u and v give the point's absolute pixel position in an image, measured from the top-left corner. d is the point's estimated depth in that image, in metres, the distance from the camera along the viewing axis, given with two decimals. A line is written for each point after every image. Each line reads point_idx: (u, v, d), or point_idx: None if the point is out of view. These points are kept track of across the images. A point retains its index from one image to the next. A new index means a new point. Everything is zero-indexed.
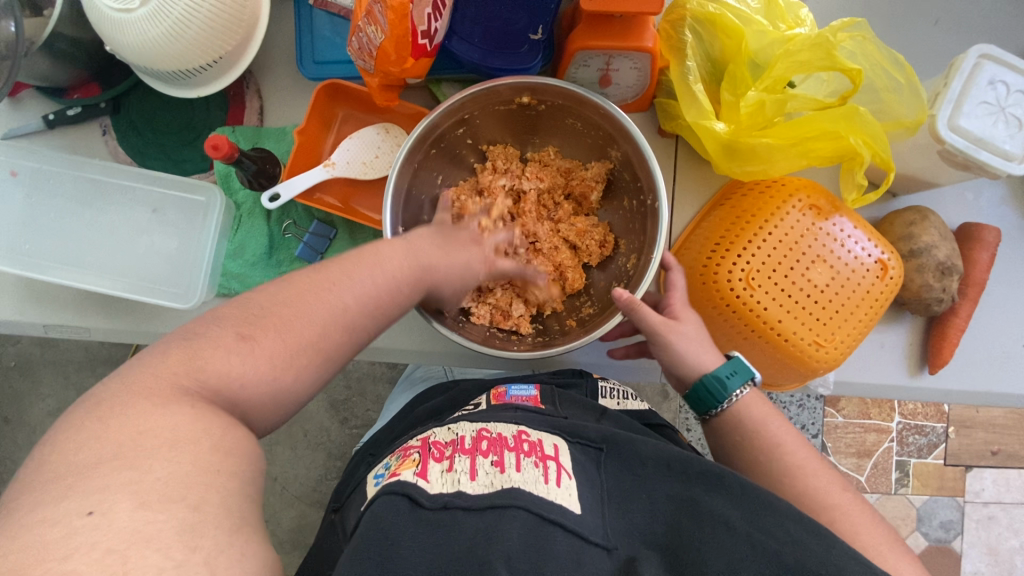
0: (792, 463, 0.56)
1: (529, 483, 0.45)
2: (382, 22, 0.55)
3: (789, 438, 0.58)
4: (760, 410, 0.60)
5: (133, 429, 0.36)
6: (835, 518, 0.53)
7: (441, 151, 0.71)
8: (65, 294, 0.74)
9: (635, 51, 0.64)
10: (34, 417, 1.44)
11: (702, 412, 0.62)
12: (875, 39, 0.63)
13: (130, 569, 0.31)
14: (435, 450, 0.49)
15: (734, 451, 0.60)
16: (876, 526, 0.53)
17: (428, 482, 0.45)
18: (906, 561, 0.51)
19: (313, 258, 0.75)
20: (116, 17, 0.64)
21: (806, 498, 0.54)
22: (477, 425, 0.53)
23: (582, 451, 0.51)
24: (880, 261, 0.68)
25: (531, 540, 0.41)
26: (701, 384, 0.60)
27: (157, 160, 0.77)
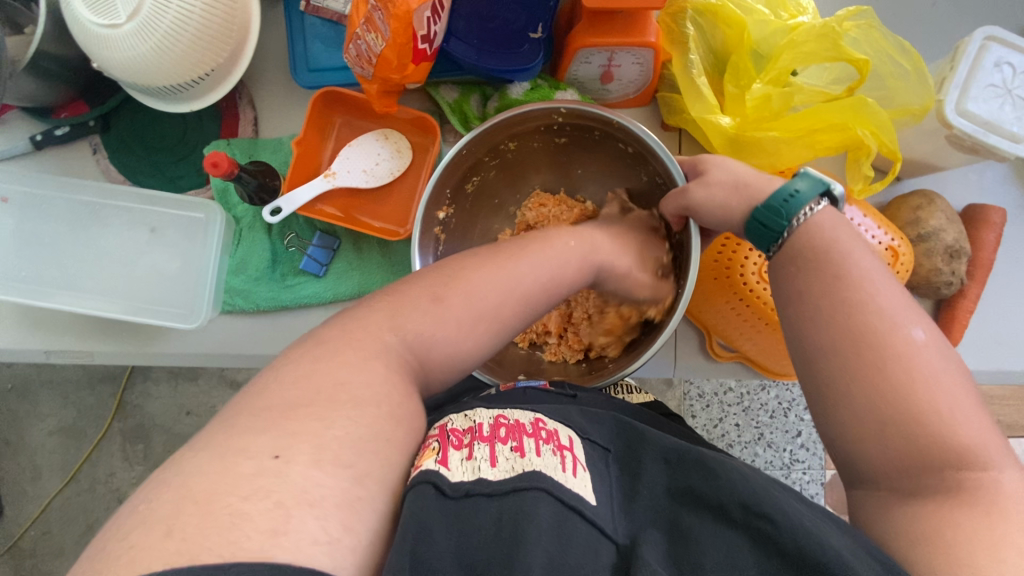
0: (867, 296, 0.46)
1: (551, 469, 0.42)
2: (383, 29, 0.53)
3: (869, 272, 0.47)
4: (833, 230, 0.50)
5: (329, 384, 0.40)
6: (908, 368, 0.43)
7: (455, 231, 0.73)
8: (65, 319, 0.73)
9: (639, 46, 0.63)
10: (34, 438, 1.42)
11: (767, 249, 0.53)
12: (880, 27, 0.62)
13: (286, 537, 0.32)
14: (453, 437, 0.43)
15: (786, 286, 0.50)
16: (957, 385, 0.43)
17: (450, 470, 0.40)
18: (977, 417, 0.42)
19: (318, 270, 0.74)
20: (103, 32, 0.62)
21: (870, 342, 0.44)
22: (494, 412, 0.48)
23: (592, 448, 0.47)
24: (890, 247, 0.67)
25: (559, 524, 0.39)
26: (754, 217, 0.53)
27: (151, 177, 0.75)
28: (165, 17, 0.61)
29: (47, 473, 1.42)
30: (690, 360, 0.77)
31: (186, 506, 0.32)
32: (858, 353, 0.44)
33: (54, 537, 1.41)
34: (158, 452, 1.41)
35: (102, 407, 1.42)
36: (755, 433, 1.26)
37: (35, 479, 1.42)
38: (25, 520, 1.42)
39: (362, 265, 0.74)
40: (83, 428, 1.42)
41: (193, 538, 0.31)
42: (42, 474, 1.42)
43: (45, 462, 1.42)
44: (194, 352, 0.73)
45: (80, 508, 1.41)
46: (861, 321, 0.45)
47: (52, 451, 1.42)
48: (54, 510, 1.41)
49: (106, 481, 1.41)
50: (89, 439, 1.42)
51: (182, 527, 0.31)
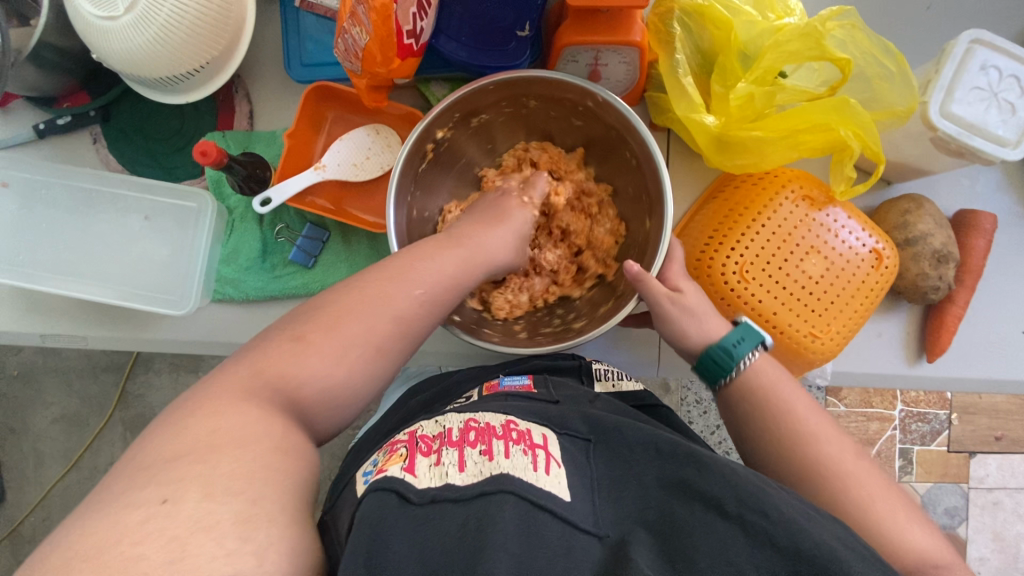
0: (806, 433, 0.55)
1: (519, 470, 0.43)
2: (366, 23, 0.54)
3: (804, 406, 0.57)
4: (772, 375, 0.59)
5: (203, 434, 0.39)
6: (849, 485, 0.52)
7: (437, 161, 0.72)
8: (60, 304, 0.75)
9: (623, 45, 0.63)
10: (38, 425, 1.45)
11: (712, 383, 0.61)
12: (864, 27, 0.62)
13: (183, 561, 0.32)
14: (422, 445, 0.47)
15: (745, 421, 0.58)
16: (889, 492, 0.53)
17: (415, 476, 0.42)
18: (919, 525, 0.51)
19: (307, 261, 0.75)
20: (101, 24, 0.64)
21: (820, 469, 0.53)
22: (466, 416, 0.51)
23: (570, 441, 0.50)
24: (874, 251, 0.67)
25: (525, 525, 0.40)
26: (707, 354, 0.60)
27: (147, 167, 0.77)
28: (162, 10, 0.63)
29: (49, 460, 1.44)
30: (674, 359, 0.77)
31: (77, 563, 0.32)
32: (812, 480, 0.53)
33: (53, 524, 1.44)
34: None
35: (105, 396, 1.44)
36: None
37: (38, 466, 1.44)
38: (27, 506, 1.44)
39: (350, 257, 0.75)
40: (85, 416, 1.44)
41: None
42: (44, 461, 1.44)
43: (47, 450, 1.44)
44: (185, 339, 0.75)
45: (81, 496, 1.44)
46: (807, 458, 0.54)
47: (55, 439, 1.45)
48: (56, 497, 1.44)
49: (106, 470, 1.44)
50: (91, 427, 1.44)
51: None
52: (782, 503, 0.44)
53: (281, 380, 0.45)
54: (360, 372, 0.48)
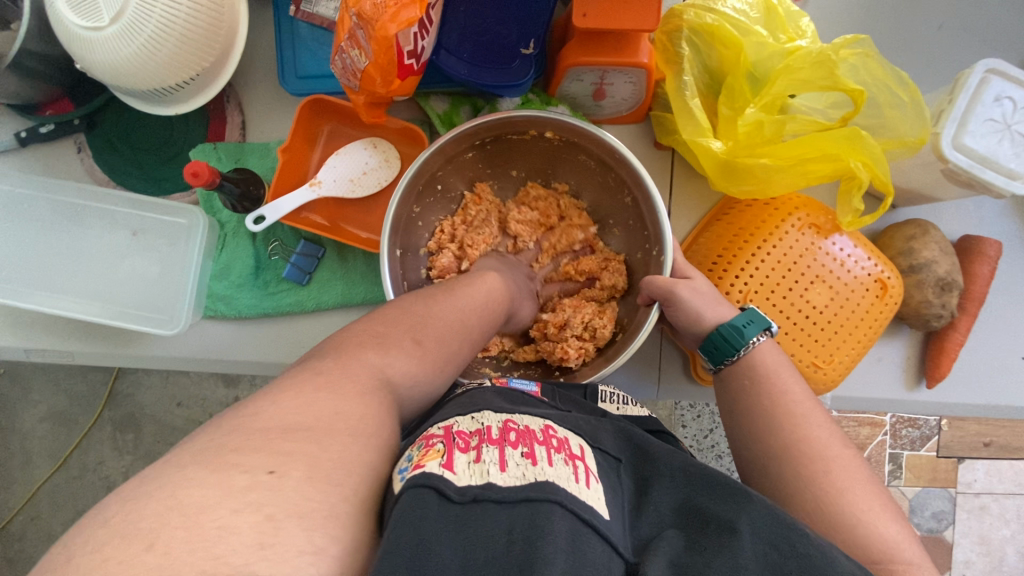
0: (795, 411, 0.52)
1: (563, 480, 0.40)
2: (366, 47, 0.52)
3: (799, 389, 0.54)
4: (775, 359, 0.57)
5: (325, 414, 0.39)
6: (832, 468, 0.49)
7: (439, 191, 0.70)
8: (45, 319, 0.72)
9: (631, 66, 0.61)
10: (25, 423, 1.42)
11: (717, 362, 0.59)
12: (879, 56, 0.60)
13: (272, 549, 0.30)
14: (460, 440, 0.42)
15: (740, 397, 0.56)
16: (870, 485, 0.49)
17: (455, 474, 0.38)
18: (894, 521, 0.47)
19: (301, 279, 0.73)
20: (86, 35, 0.61)
21: (805, 449, 0.50)
22: (502, 415, 0.47)
23: (603, 458, 0.46)
24: (879, 280, 0.66)
25: (574, 540, 0.36)
26: (717, 332, 0.58)
27: (137, 178, 0.75)
28: (149, 21, 0.60)
29: (38, 459, 1.42)
30: (675, 383, 0.77)
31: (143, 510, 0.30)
32: (799, 461, 0.49)
33: (43, 522, 1.42)
34: (148, 442, 1.42)
35: (94, 395, 1.42)
36: None
37: (26, 464, 1.42)
38: (15, 504, 1.42)
39: (347, 276, 0.73)
40: (74, 415, 1.42)
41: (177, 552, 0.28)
42: (32, 459, 1.42)
43: (35, 448, 1.42)
44: (177, 356, 0.73)
45: (70, 495, 1.42)
46: (788, 443, 0.51)
47: (43, 438, 1.42)
48: (44, 496, 1.42)
49: (96, 469, 1.42)
50: (80, 426, 1.42)
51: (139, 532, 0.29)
52: (808, 538, 0.42)
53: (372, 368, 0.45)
54: (421, 383, 0.49)
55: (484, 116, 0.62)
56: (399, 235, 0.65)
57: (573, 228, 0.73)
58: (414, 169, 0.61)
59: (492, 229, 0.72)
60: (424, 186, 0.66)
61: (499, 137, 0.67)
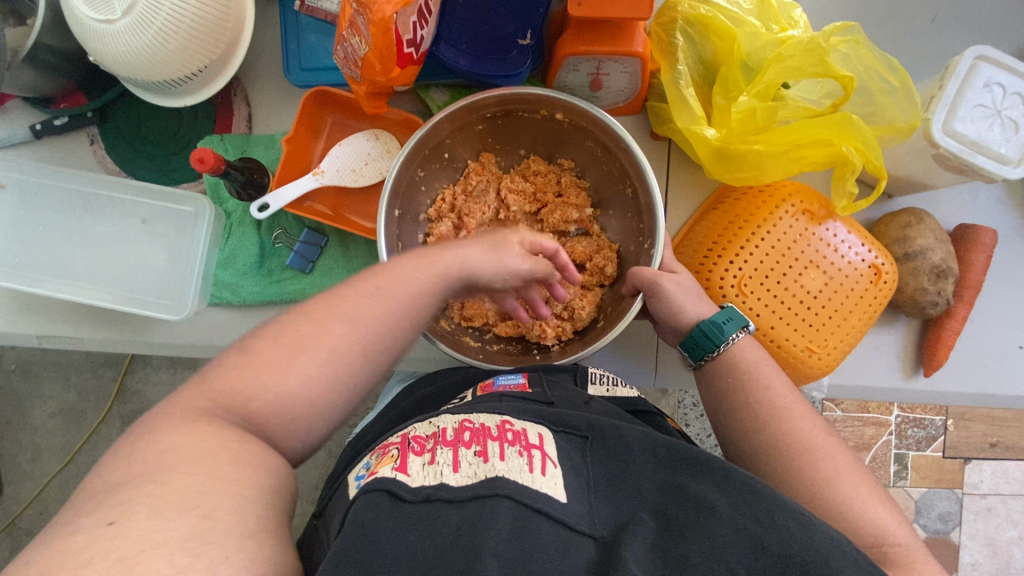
0: (777, 406, 0.54)
1: (514, 472, 0.41)
2: (366, 33, 0.54)
3: (780, 383, 0.56)
4: (754, 355, 0.58)
5: (266, 416, 0.39)
6: (816, 458, 0.50)
7: (445, 160, 0.72)
8: (56, 306, 0.74)
9: (625, 55, 0.63)
10: (36, 418, 1.45)
11: (698, 359, 0.60)
12: (869, 45, 0.61)
13: (212, 553, 0.33)
14: (415, 445, 0.44)
15: (721, 395, 0.57)
16: (857, 471, 0.50)
17: (409, 476, 0.40)
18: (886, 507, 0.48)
19: (304, 267, 0.75)
20: (99, 27, 0.63)
21: (790, 442, 0.52)
22: (460, 417, 0.48)
23: (566, 439, 0.47)
24: (873, 266, 0.67)
25: (519, 528, 0.38)
26: (697, 327, 0.59)
27: (146, 169, 0.77)
28: (160, 13, 0.62)
29: (47, 453, 1.45)
30: (672, 370, 0.77)
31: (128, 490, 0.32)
32: (786, 454, 0.51)
33: (51, 517, 1.44)
34: None
35: (103, 390, 1.45)
36: None
37: (36, 459, 1.45)
38: (24, 498, 1.45)
39: (349, 264, 0.75)
40: (83, 410, 1.45)
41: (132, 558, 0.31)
42: (42, 454, 1.45)
43: (45, 443, 1.45)
44: (183, 342, 0.75)
45: None
46: (773, 437, 0.53)
47: (52, 432, 1.45)
48: (53, 490, 1.44)
49: None
50: (89, 421, 1.44)
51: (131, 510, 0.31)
52: (788, 513, 0.42)
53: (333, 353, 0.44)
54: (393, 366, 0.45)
55: (492, 90, 0.64)
56: (401, 198, 0.67)
57: (569, 207, 0.73)
58: (417, 138, 0.63)
59: (490, 199, 0.74)
60: (429, 153, 0.68)
61: (505, 114, 0.69)
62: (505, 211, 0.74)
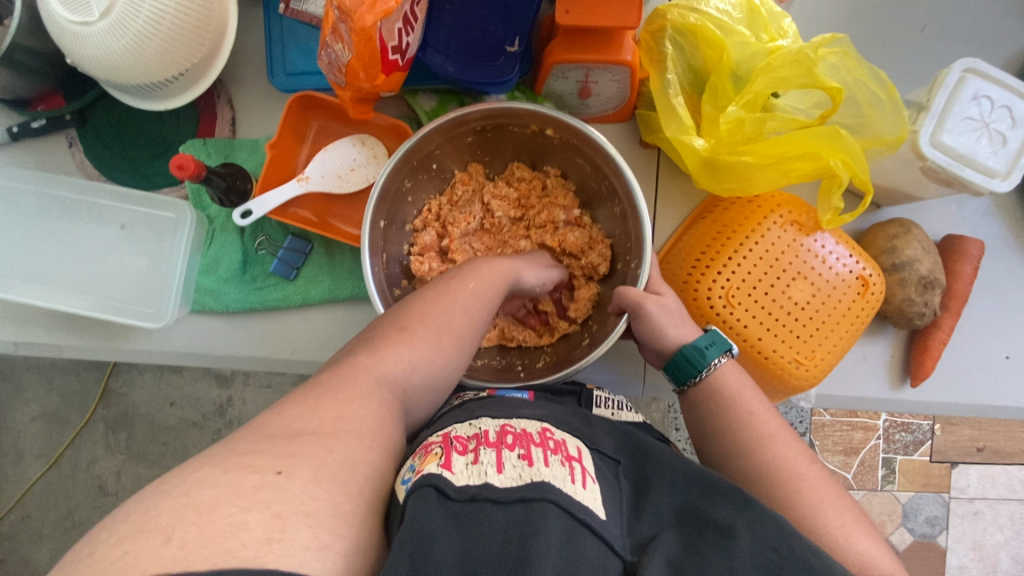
0: (763, 433, 0.53)
1: (558, 480, 0.40)
2: (348, 41, 0.53)
3: (764, 410, 0.55)
4: (736, 380, 0.58)
5: (329, 419, 0.41)
6: (802, 487, 0.49)
7: (434, 170, 0.71)
8: (33, 312, 0.73)
9: (614, 64, 0.62)
10: (18, 422, 1.42)
11: (680, 383, 0.60)
12: (857, 56, 0.61)
13: (280, 545, 0.31)
14: (457, 444, 0.43)
15: (706, 423, 0.57)
16: (843, 500, 0.49)
17: (454, 474, 0.39)
18: (871, 539, 0.47)
19: (289, 274, 0.74)
20: (76, 29, 0.62)
21: (774, 470, 0.51)
22: (500, 420, 0.48)
23: (602, 461, 0.47)
24: (861, 277, 0.67)
25: (566, 538, 0.37)
26: (680, 351, 0.59)
27: (126, 173, 0.75)
28: (139, 16, 0.61)
29: (30, 458, 1.42)
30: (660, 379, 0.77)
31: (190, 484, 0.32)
32: (772, 482, 0.50)
33: (34, 522, 1.42)
34: (140, 441, 1.41)
35: (87, 394, 1.42)
36: None
37: (18, 464, 1.42)
38: (6, 503, 1.42)
39: (334, 270, 0.74)
40: (66, 414, 1.42)
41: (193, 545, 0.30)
42: (24, 459, 1.42)
43: (28, 447, 1.42)
44: (164, 350, 0.73)
45: (62, 494, 1.42)
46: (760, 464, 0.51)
47: (35, 436, 1.42)
48: (36, 495, 1.42)
49: (88, 468, 1.42)
50: (72, 425, 1.42)
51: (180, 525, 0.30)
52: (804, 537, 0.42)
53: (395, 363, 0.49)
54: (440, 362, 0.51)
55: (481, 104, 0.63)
56: (388, 207, 0.66)
57: (556, 206, 0.72)
58: (400, 155, 0.62)
59: (476, 210, 0.73)
60: (415, 165, 0.67)
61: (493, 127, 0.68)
62: (490, 219, 0.73)
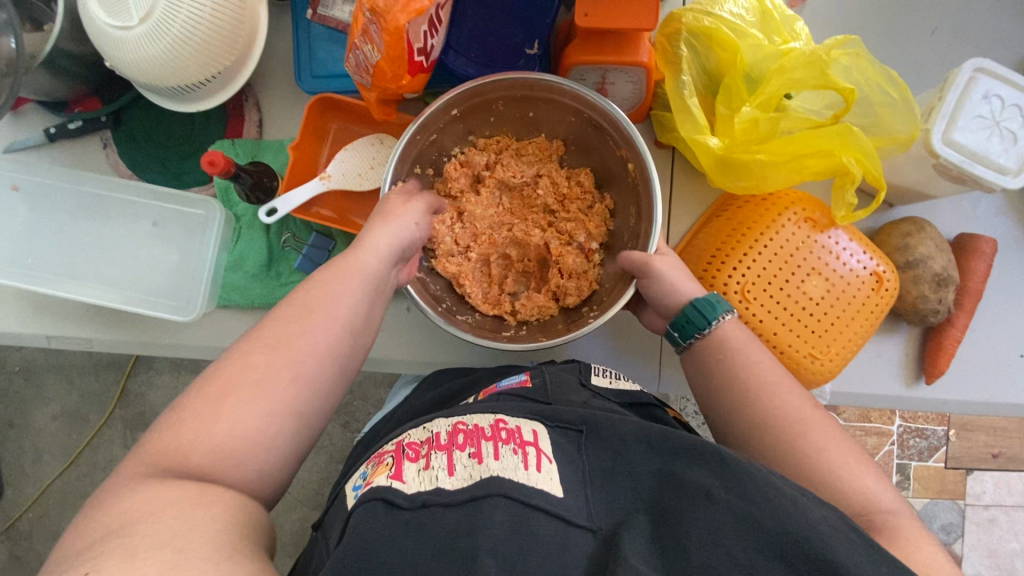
0: (772, 407, 0.53)
1: (509, 471, 0.42)
2: (378, 41, 0.55)
3: (774, 380, 0.55)
4: (744, 347, 0.58)
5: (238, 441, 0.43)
6: (821, 454, 0.49)
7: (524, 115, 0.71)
8: (66, 306, 0.75)
9: (631, 65, 0.64)
10: (38, 421, 1.45)
11: (684, 338, 0.60)
12: (869, 56, 0.63)
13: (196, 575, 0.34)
14: (410, 451, 0.46)
15: (718, 397, 0.56)
16: (862, 463, 0.50)
17: (404, 483, 0.43)
18: (889, 493, 0.49)
19: (312, 270, 0.76)
20: (115, 34, 0.65)
21: (791, 439, 0.51)
22: (454, 420, 0.50)
23: (562, 434, 0.48)
24: (875, 273, 0.68)
25: (517, 525, 0.40)
26: (685, 308, 0.59)
27: (157, 173, 0.78)
28: (176, 21, 0.64)
29: (49, 456, 1.45)
30: (676, 376, 0.78)
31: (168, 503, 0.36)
32: (788, 451, 0.50)
33: (51, 520, 1.44)
34: None
35: (106, 394, 1.45)
36: None
37: (37, 461, 1.45)
38: (25, 501, 1.45)
39: None
40: (85, 413, 1.45)
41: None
42: (43, 456, 1.45)
43: (47, 446, 1.45)
44: (190, 343, 0.76)
45: (79, 493, 1.44)
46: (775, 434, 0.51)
47: (54, 435, 1.45)
48: (54, 493, 1.44)
49: (105, 467, 1.44)
50: (91, 424, 1.45)
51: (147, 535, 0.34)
52: (790, 494, 0.42)
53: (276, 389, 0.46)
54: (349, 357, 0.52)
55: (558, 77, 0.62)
56: (421, 156, 0.67)
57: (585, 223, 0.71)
58: (436, 108, 0.62)
59: (528, 173, 0.72)
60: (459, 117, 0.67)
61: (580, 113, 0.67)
62: (529, 190, 0.73)
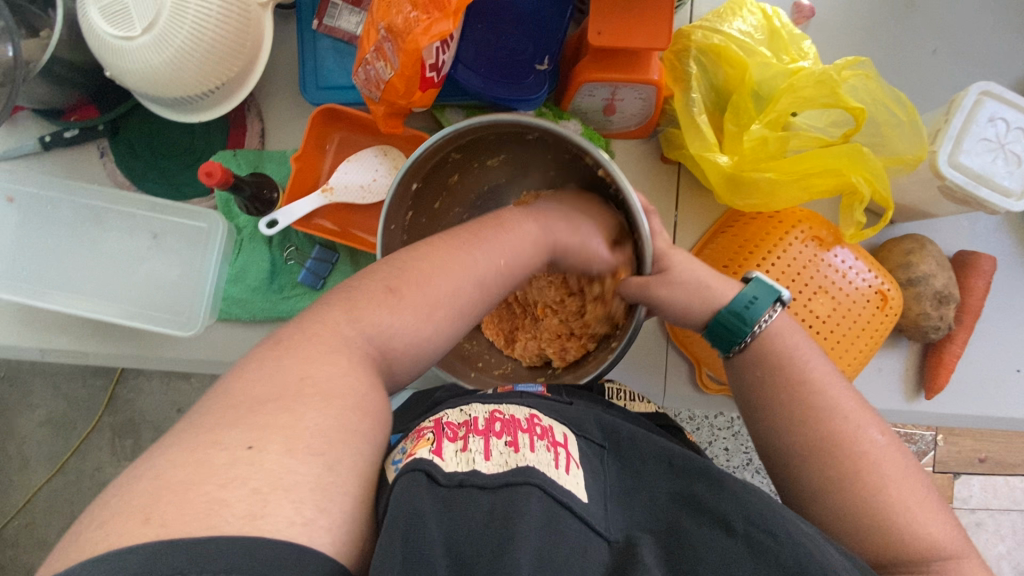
0: (823, 403, 0.51)
1: (543, 464, 0.41)
2: (393, 59, 0.55)
3: (822, 374, 0.53)
4: (785, 339, 0.55)
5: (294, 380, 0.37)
6: (863, 464, 0.49)
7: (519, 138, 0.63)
8: (60, 319, 0.73)
9: (641, 83, 0.64)
10: (24, 428, 1.42)
11: (728, 348, 0.56)
12: (878, 78, 0.64)
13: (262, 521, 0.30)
14: (448, 430, 0.44)
15: (756, 386, 0.54)
16: (906, 477, 0.49)
17: (443, 458, 0.39)
18: (920, 503, 0.48)
19: (316, 283, 0.75)
20: (118, 43, 0.63)
21: (834, 441, 0.50)
22: (489, 407, 0.49)
23: (587, 445, 0.48)
24: (879, 291, 0.68)
25: (550, 519, 0.38)
26: (719, 318, 0.56)
27: (157, 183, 0.76)
28: (181, 32, 0.62)
29: (35, 464, 1.42)
30: (680, 391, 0.78)
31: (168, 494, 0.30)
32: (827, 452, 0.50)
33: (38, 529, 1.41)
34: None
35: (94, 400, 1.42)
36: (744, 458, 1.24)
37: (23, 469, 1.42)
38: (10, 509, 1.41)
39: None
40: (72, 420, 1.42)
41: (174, 523, 0.29)
42: (29, 464, 1.42)
43: (34, 453, 1.42)
44: (191, 358, 0.74)
45: (67, 501, 1.41)
46: (819, 435, 0.50)
47: (41, 443, 1.42)
48: (40, 501, 1.41)
49: (93, 475, 1.41)
50: (78, 431, 1.42)
51: (163, 512, 0.29)
52: (793, 529, 0.42)
53: (381, 329, 0.42)
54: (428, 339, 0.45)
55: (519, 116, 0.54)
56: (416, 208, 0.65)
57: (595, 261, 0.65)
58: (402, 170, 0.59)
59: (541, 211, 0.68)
60: (456, 162, 0.66)
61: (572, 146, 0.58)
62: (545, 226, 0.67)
